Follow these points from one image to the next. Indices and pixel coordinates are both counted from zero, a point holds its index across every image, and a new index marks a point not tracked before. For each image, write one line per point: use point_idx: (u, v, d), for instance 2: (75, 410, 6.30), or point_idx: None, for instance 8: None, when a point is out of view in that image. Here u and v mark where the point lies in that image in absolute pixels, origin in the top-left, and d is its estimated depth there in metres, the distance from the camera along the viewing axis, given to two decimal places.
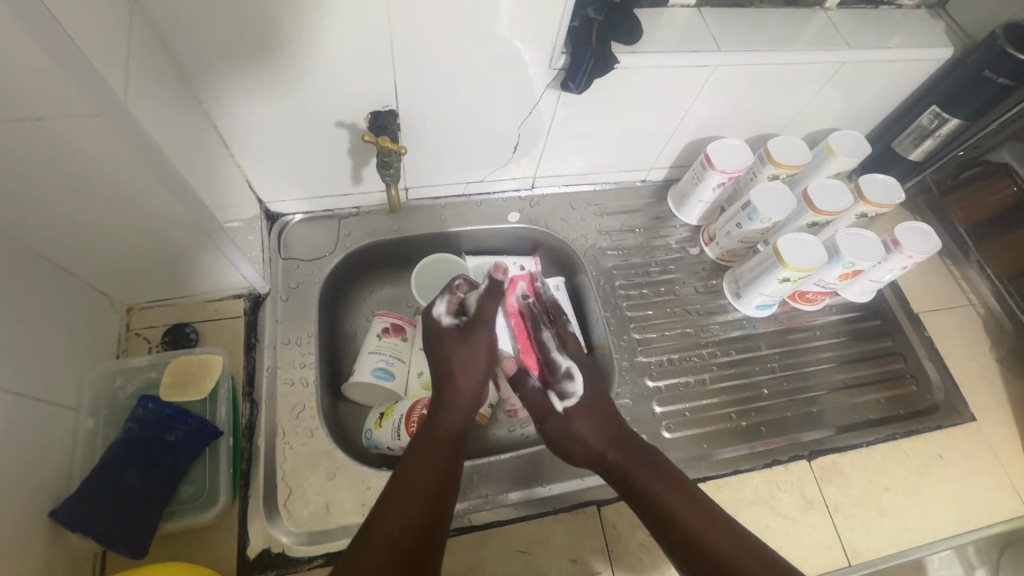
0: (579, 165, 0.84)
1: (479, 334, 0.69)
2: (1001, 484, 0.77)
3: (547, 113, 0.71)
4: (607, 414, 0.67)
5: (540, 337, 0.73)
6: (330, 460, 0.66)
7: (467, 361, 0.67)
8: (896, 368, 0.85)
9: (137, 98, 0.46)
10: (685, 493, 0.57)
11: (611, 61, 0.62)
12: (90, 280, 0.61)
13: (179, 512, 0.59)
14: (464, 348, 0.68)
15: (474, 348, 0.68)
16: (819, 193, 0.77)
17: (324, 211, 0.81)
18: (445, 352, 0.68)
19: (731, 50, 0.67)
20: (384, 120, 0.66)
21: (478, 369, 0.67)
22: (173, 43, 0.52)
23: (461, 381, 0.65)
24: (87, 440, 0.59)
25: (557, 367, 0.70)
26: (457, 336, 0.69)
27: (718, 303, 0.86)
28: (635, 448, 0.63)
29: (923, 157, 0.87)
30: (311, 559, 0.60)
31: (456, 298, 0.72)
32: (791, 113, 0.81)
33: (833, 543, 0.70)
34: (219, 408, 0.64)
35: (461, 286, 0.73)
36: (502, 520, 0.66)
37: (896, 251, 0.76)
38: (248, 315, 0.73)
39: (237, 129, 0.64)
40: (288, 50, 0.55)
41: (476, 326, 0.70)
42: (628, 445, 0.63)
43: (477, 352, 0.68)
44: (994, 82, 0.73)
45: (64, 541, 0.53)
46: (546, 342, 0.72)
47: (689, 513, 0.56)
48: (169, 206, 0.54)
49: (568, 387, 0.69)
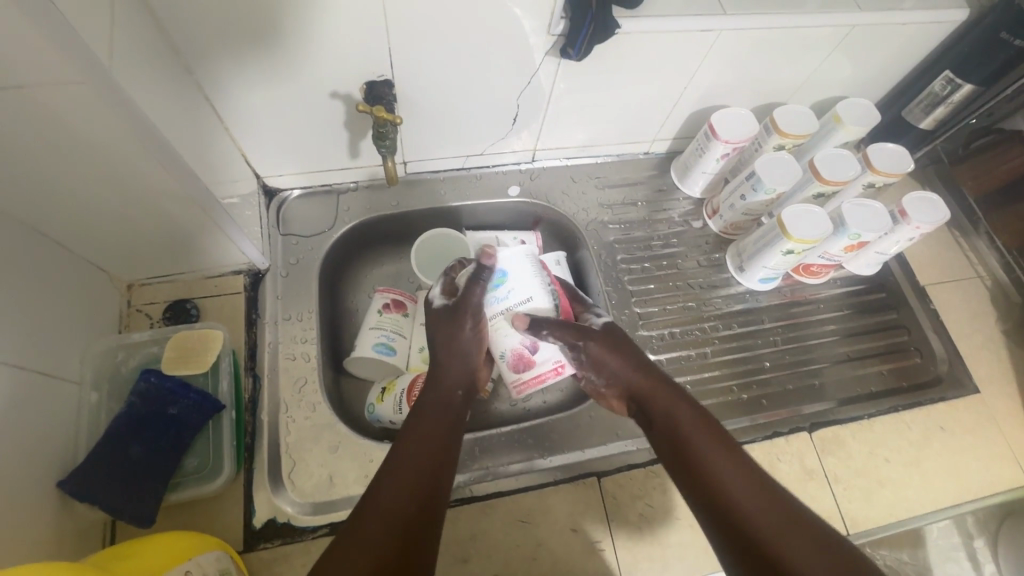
0: (579, 137, 0.83)
1: (462, 322, 0.66)
2: (1003, 456, 0.77)
3: (547, 81, 0.70)
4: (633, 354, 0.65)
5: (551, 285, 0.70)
6: (333, 433, 0.66)
7: (455, 345, 0.65)
8: (900, 341, 0.84)
9: (120, 64, 0.46)
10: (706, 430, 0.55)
11: (612, 26, 0.60)
12: (87, 256, 0.61)
13: (183, 483, 0.60)
14: (448, 330, 0.66)
15: (457, 335, 0.66)
16: (825, 162, 0.76)
17: (322, 187, 0.80)
18: (435, 335, 0.66)
19: (736, 14, 0.65)
20: (379, 90, 0.65)
21: (464, 349, 0.66)
22: (159, 12, 0.51)
23: (444, 361, 0.65)
24: (92, 413, 0.60)
25: (575, 309, 0.70)
26: (444, 318, 0.66)
27: (721, 277, 0.86)
28: (662, 391, 0.61)
29: (933, 125, 0.85)
30: (316, 528, 0.62)
31: (453, 279, 0.69)
32: (799, 81, 0.79)
33: (832, 514, 0.70)
34: (220, 381, 0.65)
35: (455, 266, 0.70)
36: (503, 491, 0.66)
37: (904, 222, 0.75)
38: (249, 291, 0.73)
39: (230, 103, 0.63)
40: (280, 17, 0.54)
41: (462, 313, 0.66)
42: (655, 383, 0.62)
43: (461, 334, 0.66)
44: (1011, 45, 0.70)
45: (72, 511, 0.54)
46: (555, 291, 0.70)
47: (719, 458, 0.53)
48: (162, 179, 0.54)
49: (591, 320, 0.69)
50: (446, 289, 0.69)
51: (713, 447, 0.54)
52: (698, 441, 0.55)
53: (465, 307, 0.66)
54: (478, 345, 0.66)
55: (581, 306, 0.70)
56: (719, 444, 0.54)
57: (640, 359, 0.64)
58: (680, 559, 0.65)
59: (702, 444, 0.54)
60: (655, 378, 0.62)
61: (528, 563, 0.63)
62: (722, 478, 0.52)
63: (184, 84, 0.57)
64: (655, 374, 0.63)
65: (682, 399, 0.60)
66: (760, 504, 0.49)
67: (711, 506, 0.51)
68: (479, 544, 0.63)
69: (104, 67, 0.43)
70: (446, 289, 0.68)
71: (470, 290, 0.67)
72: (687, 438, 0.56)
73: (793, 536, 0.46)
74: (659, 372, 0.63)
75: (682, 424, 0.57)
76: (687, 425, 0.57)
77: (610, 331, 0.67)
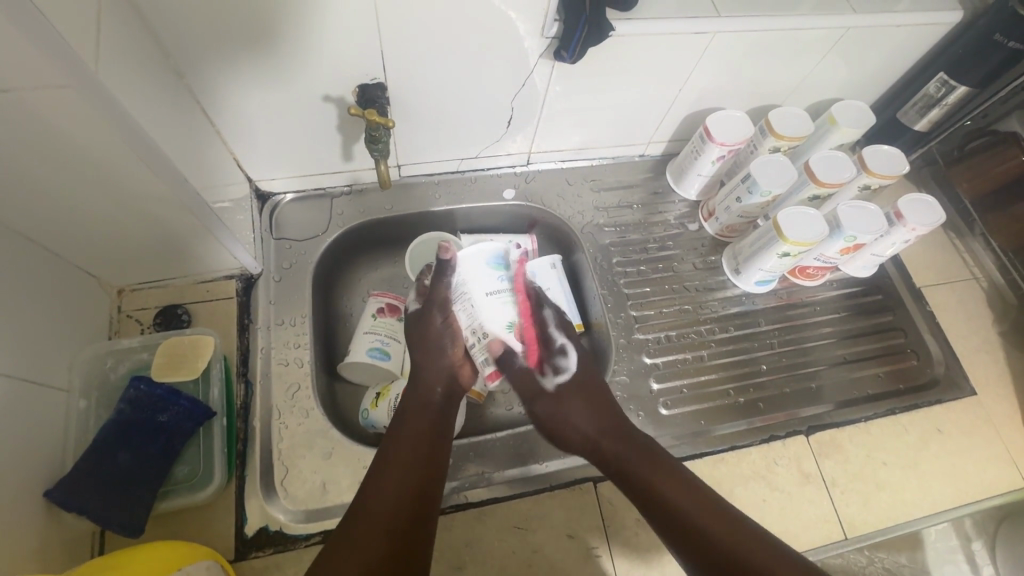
0: (575, 140, 0.83)
1: (431, 316, 0.67)
2: (1001, 458, 0.76)
3: (541, 84, 0.69)
4: (588, 393, 0.67)
5: (541, 315, 0.69)
6: (325, 439, 0.66)
7: (428, 343, 0.66)
8: (897, 342, 0.84)
9: (107, 67, 0.45)
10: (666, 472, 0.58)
11: (606, 28, 0.59)
12: (77, 261, 0.61)
13: (174, 491, 0.59)
14: (421, 329, 0.67)
15: (430, 330, 0.66)
16: (822, 164, 0.75)
17: (315, 191, 0.79)
18: (413, 336, 0.68)
19: (730, 16, 0.65)
20: (372, 93, 0.64)
21: (437, 347, 0.65)
22: (149, 14, 0.50)
23: (420, 361, 0.65)
24: (81, 420, 0.59)
25: (552, 343, 0.69)
26: (418, 319, 0.68)
27: (717, 279, 0.85)
28: (623, 435, 0.63)
29: (928, 127, 0.85)
30: (308, 536, 0.61)
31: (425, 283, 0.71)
32: (794, 83, 0.79)
33: (830, 518, 0.70)
34: (212, 388, 0.64)
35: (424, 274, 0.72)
36: (498, 497, 0.66)
37: (899, 224, 0.75)
38: (241, 296, 0.72)
39: (222, 107, 0.62)
40: (272, 22, 0.54)
41: (430, 309, 0.67)
42: (617, 429, 0.63)
43: (432, 331, 0.66)
44: (1005, 47, 0.70)
45: (60, 521, 0.53)
46: (546, 320, 0.69)
47: (683, 498, 0.56)
48: (149, 182, 0.53)
49: (562, 363, 0.68)
50: (420, 292, 0.71)
51: (672, 486, 0.57)
52: (662, 484, 0.57)
53: (432, 302, 0.67)
54: (451, 337, 0.65)
55: (548, 351, 0.68)
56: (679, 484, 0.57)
57: (595, 401, 0.66)
58: (677, 564, 0.64)
59: (667, 488, 0.57)
60: (614, 420, 0.64)
61: (524, 570, 0.62)
62: (701, 526, 0.54)
63: (176, 88, 0.56)
64: (608, 411, 0.65)
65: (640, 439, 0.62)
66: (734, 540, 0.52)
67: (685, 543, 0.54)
68: (474, 550, 0.63)
69: (90, 72, 0.42)
70: (419, 294, 0.71)
71: (437, 283, 0.67)
72: (647, 481, 0.58)
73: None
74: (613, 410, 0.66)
75: (642, 470, 0.59)
76: (647, 471, 0.59)
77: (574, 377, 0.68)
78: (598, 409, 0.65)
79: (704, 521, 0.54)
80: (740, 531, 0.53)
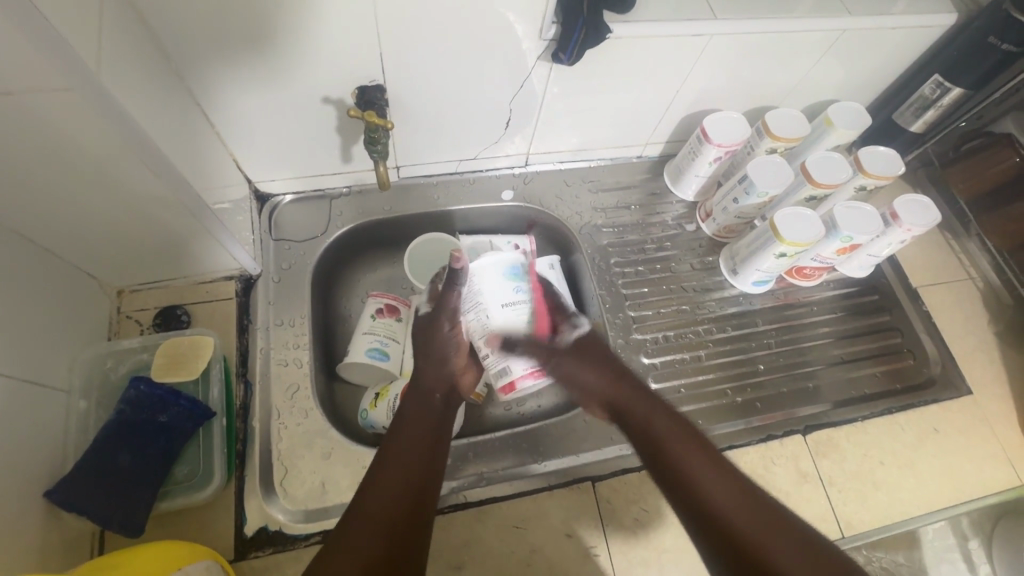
0: (573, 141, 0.83)
1: (440, 326, 0.67)
2: (997, 456, 0.77)
3: (539, 86, 0.70)
4: (608, 356, 0.68)
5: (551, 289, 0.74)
6: (325, 440, 0.66)
7: (433, 351, 0.66)
8: (893, 342, 0.84)
9: (108, 69, 0.45)
10: (676, 427, 0.58)
11: (604, 31, 0.60)
12: (77, 262, 0.61)
13: (174, 491, 0.59)
14: (427, 335, 0.67)
15: (437, 339, 0.67)
16: (818, 166, 0.76)
17: (314, 192, 0.80)
18: (416, 340, 0.68)
19: (727, 18, 0.65)
20: (371, 94, 0.65)
21: (439, 355, 0.66)
22: (149, 16, 0.51)
23: (421, 368, 0.65)
24: (81, 421, 0.59)
25: (565, 309, 0.72)
26: (426, 323, 0.68)
27: (715, 280, 0.86)
28: (639, 394, 0.64)
29: (923, 128, 0.85)
30: (308, 536, 0.61)
31: (438, 287, 0.72)
32: (791, 85, 0.80)
33: (827, 516, 0.70)
34: (212, 389, 0.64)
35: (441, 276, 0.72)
36: (497, 496, 0.66)
37: (895, 224, 0.75)
38: (240, 297, 0.73)
39: (222, 109, 0.62)
40: (271, 24, 0.54)
41: (440, 318, 0.67)
42: (632, 388, 0.64)
43: (439, 341, 0.67)
44: (999, 49, 0.71)
45: (60, 521, 0.53)
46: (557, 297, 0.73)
47: (687, 450, 0.56)
48: (149, 183, 0.53)
49: (578, 320, 0.71)
50: (431, 296, 0.71)
51: (689, 452, 0.55)
52: (669, 435, 0.58)
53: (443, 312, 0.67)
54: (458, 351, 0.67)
55: (562, 315, 0.71)
56: (688, 437, 0.57)
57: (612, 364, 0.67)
58: (676, 563, 0.64)
59: (673, 440, 0.57)
60: (631, 381, 0.65)
61: (523, 569, 0.63)
62: (700, 476, 0.53)
63: (175, 90, 0.57)
64: (624, 374, 0.66)
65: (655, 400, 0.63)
66: (733, 495, 0.51)
67: (683, 494, 0.53)
68: (473, 550, 0.63)
69: (92, 74, 0.43)
70: (430, 297, 0.71)
71: (448, 295, 0.67)
72: (664, 443, 0.57)
73: (775, 538, 0.48)
74: (635, 380, 0.66)
75: (653, 422, 0.60)
76: (656, 424, 0.59)
77: (594, 338, 0.70)
78: (615, 371, 0.66)
79: (704, 471, 0.53)
80: (743, 488, 0.51)
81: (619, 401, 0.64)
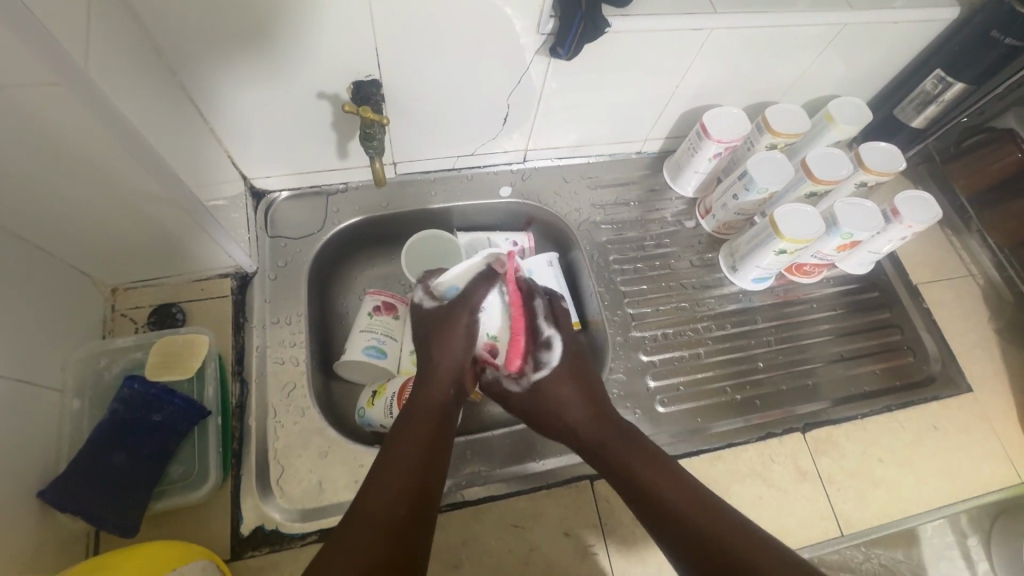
0: (572, 137, 0.82)
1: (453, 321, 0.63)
2: (996, 454, 0.77)
3: (537, 81, 0.69)
4: (580, 377, 0.65)
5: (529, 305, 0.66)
6: (321, 438, 0.65)
7: (444, 347, 0.63)
8: (893, 340, 0.84)
9: (97, 64, 0.44)
10: (647, 451, 0.57)
11: (602, 24, 0.59)
12: (69, 260, 0.60)
13: (168, 491, 0.59)
14: (437, 330, 0.63)
15: (448, 334, 0.63)
16: (819, 161, 0.75)
17: (310, 188, 0.79)
18: (427, 335, 0.65)
19: (726, 13, 0.65)
20: (366, 90, 0.64)
21: (453, 353, 0.63)
22: (140, 10, 0.50)
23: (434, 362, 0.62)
24: (75, 421, 0.59)
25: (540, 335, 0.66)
26: (435, 318, 0.64)
27: (714, 277, 0.85)
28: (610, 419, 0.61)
29: (925, 124, 0.84)
30: (305, 535, 0.61)
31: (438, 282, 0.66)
32: (792, 79, 0.79)
33: (826, 514, 0.70)
34: (207, 387, 0.64)
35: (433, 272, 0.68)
36: (495, 495, 0.66)
37: (896, 221, 0.75)
38: (236, 295, 0.72)
39: (216, 105, 0.62)
40: (264, 18, 0.53)
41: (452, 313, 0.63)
42: (609, 413, 0.62)
43: (449, 338, 0.63)
44: (1002, 43, 0.70)
45: (54, 522, 0.53)
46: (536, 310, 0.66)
47: (657, 475, 0.54)
48: (140, 178, 0.52)
49: (544, 356, 0.65)
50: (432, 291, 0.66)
51: (661, 478, 0.54)
52: (638, 460, 0.56)
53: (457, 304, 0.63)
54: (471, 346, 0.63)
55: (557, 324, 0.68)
56: (658, 463, 0.56)
57: (585, 386, 0.65)
58: None
59: (640, 465, 0.55)
60: (601, 404, 0.63)
61: (520, 568, 0.62)
62: (673, 503, 0.52)
63: (169, 85, 0.56)
64: (595, 397, 0.64)
65: (624, 425, 0.61)
66: (713, 517, 0.50)
67: (660, 523, 0.52)
68: (470, 549, 0.63)
69: (80, 67, 0.42)
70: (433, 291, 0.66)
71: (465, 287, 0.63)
72: (634, 470, 0.55)
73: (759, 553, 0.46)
74: (609, 407, 0.63)
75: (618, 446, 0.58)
76: (629, 451, 0.58)
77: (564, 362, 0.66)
78: (590, 395, 0.63)
79: (675, 497, 0.52)
80: (720, 509, 0.50)
81: (592, 427, 0.61)
